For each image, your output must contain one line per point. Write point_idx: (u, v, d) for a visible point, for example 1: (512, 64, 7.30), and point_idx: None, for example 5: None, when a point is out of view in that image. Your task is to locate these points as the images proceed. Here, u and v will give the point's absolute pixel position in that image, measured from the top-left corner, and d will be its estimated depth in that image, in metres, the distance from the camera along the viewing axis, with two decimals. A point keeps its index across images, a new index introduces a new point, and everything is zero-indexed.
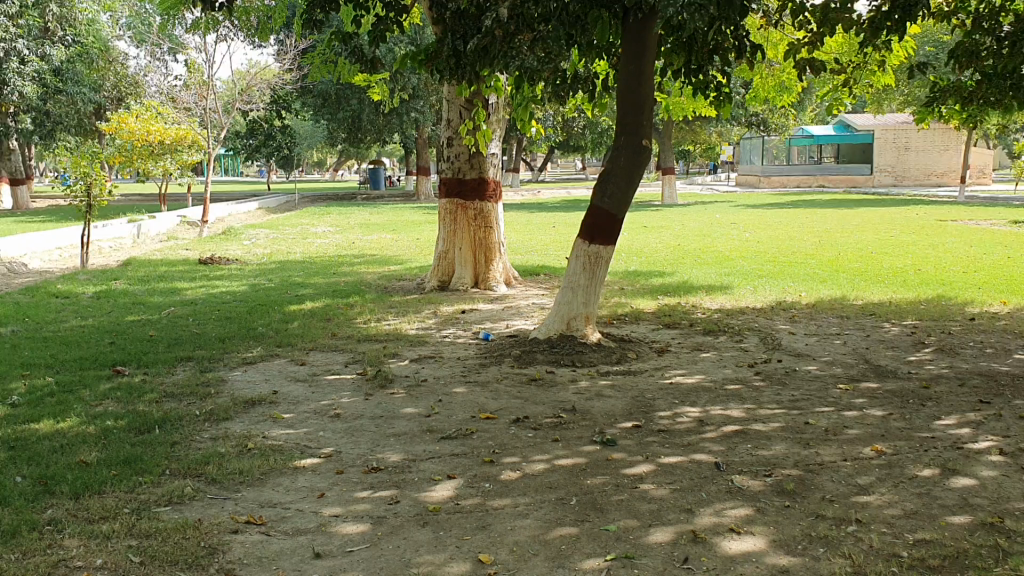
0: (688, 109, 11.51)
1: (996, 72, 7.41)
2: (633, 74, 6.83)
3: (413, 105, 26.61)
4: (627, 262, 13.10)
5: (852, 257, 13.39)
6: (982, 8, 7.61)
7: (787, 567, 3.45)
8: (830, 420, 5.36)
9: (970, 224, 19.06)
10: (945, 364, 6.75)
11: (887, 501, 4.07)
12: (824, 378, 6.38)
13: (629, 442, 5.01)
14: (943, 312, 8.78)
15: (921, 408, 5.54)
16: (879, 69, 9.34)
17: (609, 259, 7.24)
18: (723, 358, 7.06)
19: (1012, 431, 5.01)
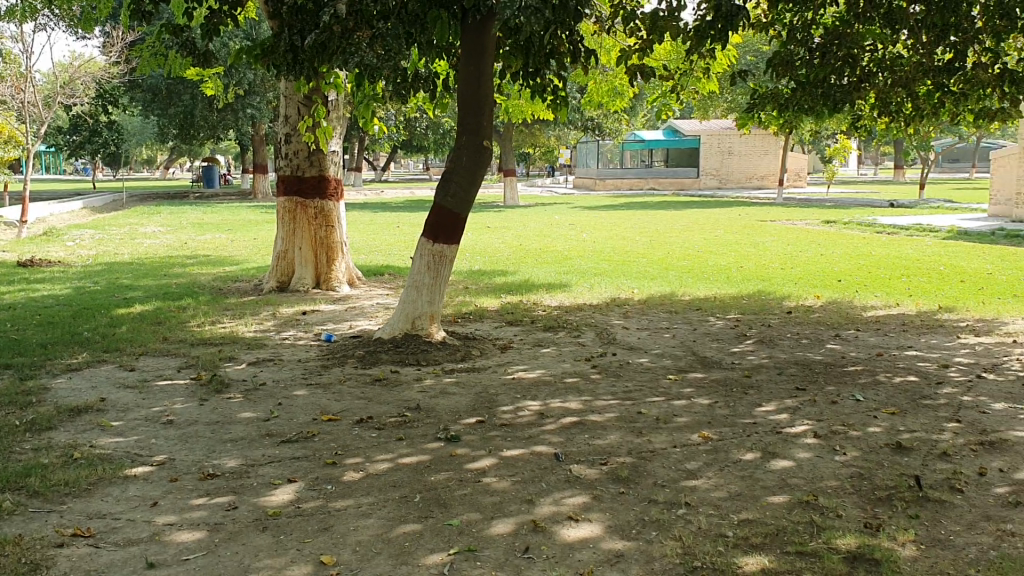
0: (526, 111, 11.79)
1: (810, 80, 7.94)
2: (473, 74, 6.91)
3: (249, 101, 25.92)
4: (468, 262, 13.26)
5: (682, 255, 14.00)
6: (797, 21, 8.08)
7: (622, 552, 3.59)
8: (663, 409, 5.59)
9: (786, 223, 20.40)
10: (765, 354, 7.18)
11: (714, 484, 4.30)
12: (657, 370, 6.66)
13: (472, 438, 5.07)
14: (763, 306, 9.33)
15: (744, 396, 5.88)
16: (704, 76, 9.82)
17: (453, 257, 7.30)
18: (562, 353, 7.26)
19: (824, 416, 5.39)
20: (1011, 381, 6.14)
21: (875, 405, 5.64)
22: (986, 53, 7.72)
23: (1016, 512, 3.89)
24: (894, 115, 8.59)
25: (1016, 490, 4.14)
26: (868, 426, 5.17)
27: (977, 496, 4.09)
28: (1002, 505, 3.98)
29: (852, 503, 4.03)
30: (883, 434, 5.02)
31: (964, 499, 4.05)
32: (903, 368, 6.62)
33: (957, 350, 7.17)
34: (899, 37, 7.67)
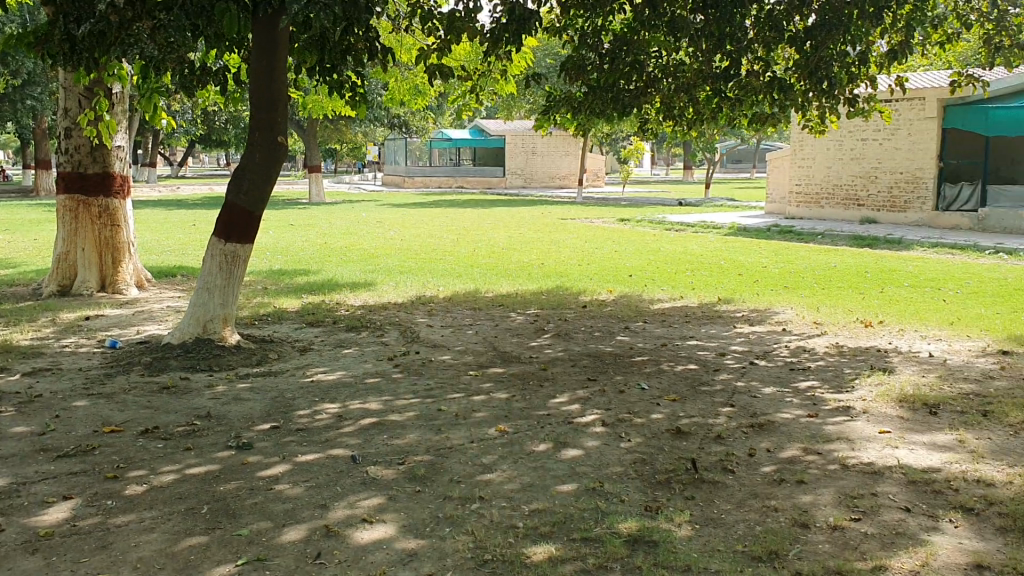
0: (327, 108, 11.63)
1: (599, 85, 8.38)
2: (265, 71, 6.72)
3: (28, 91, 24.10)
4: (270, 261, 12.90)
5: (486, 253, 14.20)
6: (588, 25, 8.37)
7: (416, 550, 3.61)
8: (460, 405, 5.66)
9: (586, 220, 21.21)
10: (561, 348, 7.41)
11: (507, 477, 4.39)
12: (456, 366, 6.73)
13: (265, 445, 4.94)
14: (561, 301, 9.63)
15: (540, 389, 6.04)
16: (502, 79, 10.02)
17: (247, 257, 7.09)
18: (363, 353, 7.20)
19: (614, 405, 5.63)
20: (779, 367, 6.64)
21: (660, 393, 5.95)
22: (758, 61, 8.26)
23: (779, 488, 4.21)
24: (678, 118, 9.06)
25: (780, 468, 4.49)
26: (652, 414, 5.44)
27: (745, 475, 4.39)
28: (768, 482, 4.29)
29: (635, 488, 4.23)
30: (665, 421, 5.30)
31: (734, 479, 4.34)
32: (686, 357, 7.01)
33: (733, 339, 7.67)
34: (681, 45, 8.05)
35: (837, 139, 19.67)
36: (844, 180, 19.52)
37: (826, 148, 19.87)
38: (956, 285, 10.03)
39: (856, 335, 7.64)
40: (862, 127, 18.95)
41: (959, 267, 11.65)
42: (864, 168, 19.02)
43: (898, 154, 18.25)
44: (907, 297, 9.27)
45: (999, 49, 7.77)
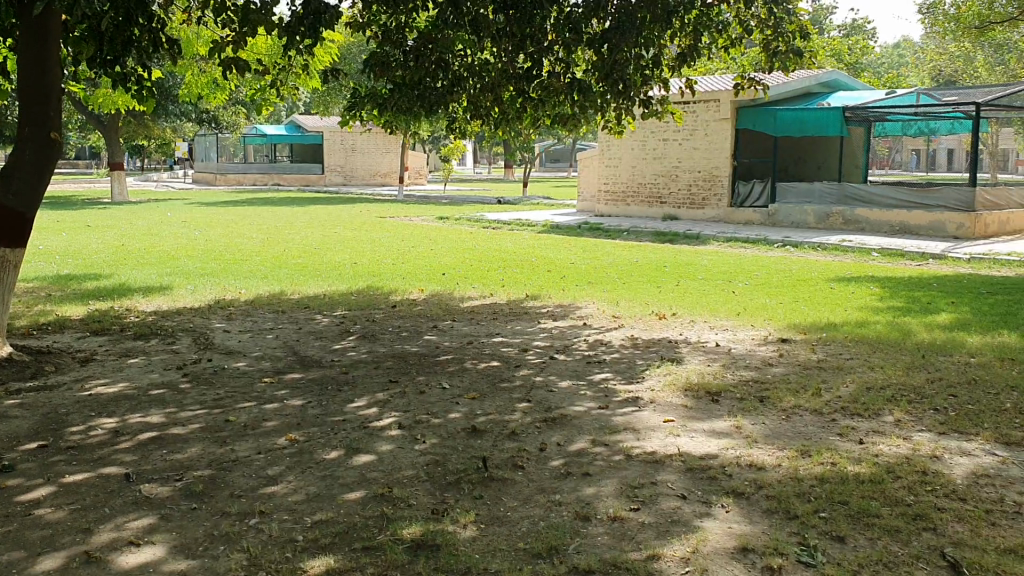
0: (117, 102, 10.97)
1: (404, 83, 8.18)
2: (34, 61, 6.23)
3: None
4: (58, 265, 12.04)
5: (295, 252, 13.81)
6: (391, 22, 8.23)
7: (184, 572, 3.41)
8: (251, 415, 5.43)
9: (403, 219, 21.03)
10: (364, 349, 7.27)
11: (292, 488, 4.23)
12: (251, 373, 6.47)
13: (30, 466, 4.56)
14: (370, 301, 9.47)
15: (336, 394, 5.89)
16: (304, 72, 9.77)
17: (17, 263, 6.55)
18: (151, 362, 6.80)
19: (411, 407, 5.56)
20: (577, 361, 6.77)
21: (459, 392, 5.93)
22: (559, 62, 8.34)
23: (564, 482, 4.27)
24: (483, 118, 9.03)
25: (569, 462, 4.55)
26: (449, 414, 5.40)
27: (534, 471, 4.43)
28: (556, 477, 4.34)
29: (424, 491, 4.18)
30: (461, 420, 5.28)
31: (523, 475, 4.37)
32: (488, 354, 7.03)
33: (537, 334, 7.78)
34: (485, 44, 8.05)
35: (641, 139, 20.41)
36: (649, 178, 20.30)
37: (632, 148, 20.58)
38: (746, 277, 10.60)
39: (650, 326, 7.94)
40: (663, 128, 19.78)
41: (750, 259, 12.33)
42: (666, 167, 19.85)
43: (698, 154, 19.12)
44: (700, 290, 9.71)
45: (777, 53, 8.25)
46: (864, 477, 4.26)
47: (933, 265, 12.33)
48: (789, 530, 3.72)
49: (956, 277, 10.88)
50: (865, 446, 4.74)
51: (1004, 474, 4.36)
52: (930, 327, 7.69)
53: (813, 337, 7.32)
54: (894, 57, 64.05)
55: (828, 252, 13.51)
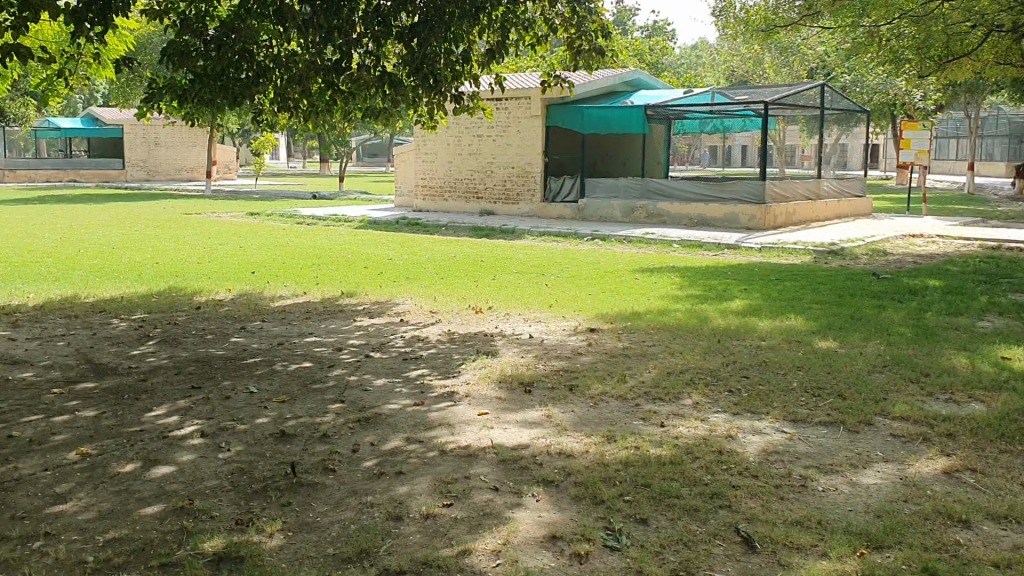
0: None
1: (206, 73, 7.66)
2: None
3: None
4: None
5: (91, 253, 12.96)
6: (190, 11, 7.82)
7: None
8: (37, 429, 5.04)
9: (211, 216, 20.21)
10: (165, 355, 6.91)
11: (82, 506, 3.96)
12: (38, 384, 6.01)
13: None
14: (172, 303, 9.02)
15: (135, 402, 5.57)
16: (95, 62, 9.15)
17: None
18: None
19: (216, 413, 5.33)
20: (391, 358, 6.70)
21: (268, 395, 5.74)
22: (368, 56, 8.22)
23: (376, 482, 4.21)
24: (292, 111, 8.71)
25: (381, 461, 4.49)
26: (257, 418, 5.22)
27: (345, 473, 4.34)
28: (367, 478, 4.27)
29: (228, 501, 4.01)
30: (269, 424, 5.12)
31: (333, 478, 4.27)
32: (300, 355, 6.85)
33: (350, 332, 7.66)
34: (290, 35, 7.77)
35: (455, 135, 20.50)
36: (464, 174, 20.44)
37: (446, 143, 20.63)
38: (557, 270, 10.85)
39: (466, 321, 7.98)
40: (476, 124, 19.96)
41: (562, 253, 12.64)
42: (480, 163, 20.05)
43: (510, 149, 19.42)
44: (514, 283, 9.85)
45: (580, 51, 8.45)
46: (666, 459, 4.43)
47: (729, 255, 13.06)
48: (596, 515, 3.82)
49: (749, 266, 11.56)
50: (667, 429, 4.94)
51: (791, 450, 4.65)
52: (725, 312, 8.13)
53: (619, 326, 7.57)
54: (692, 56, 67.43)
55: (634, 244, 14.05)
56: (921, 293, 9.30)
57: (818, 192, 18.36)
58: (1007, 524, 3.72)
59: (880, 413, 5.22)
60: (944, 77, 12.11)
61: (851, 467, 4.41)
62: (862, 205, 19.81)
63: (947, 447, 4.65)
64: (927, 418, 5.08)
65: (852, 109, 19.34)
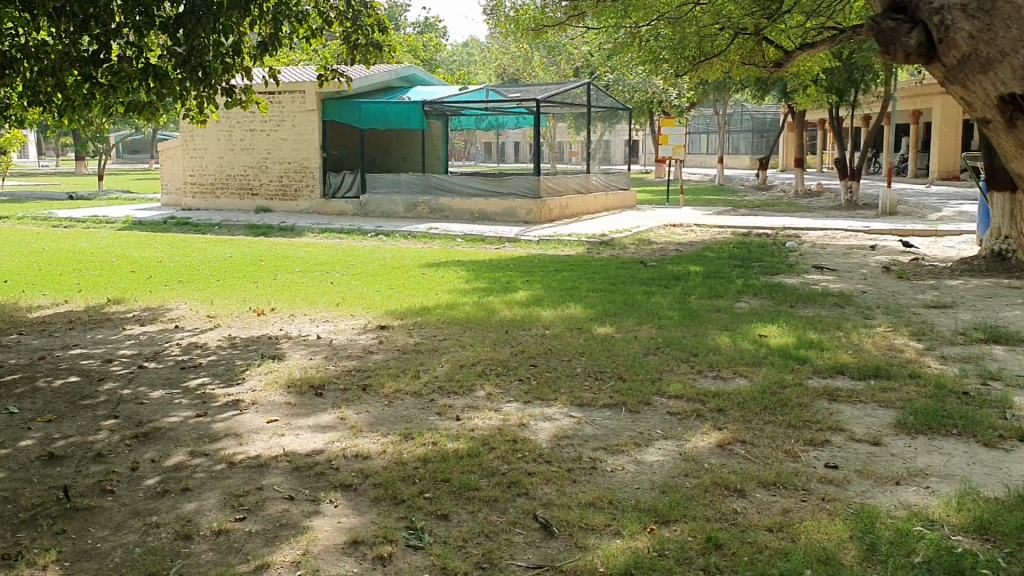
0: None
1: None
2: None
3: None
4: None
5: None
6: None
7: None
8: None
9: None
10: None
11: None
12: None
13: None
14: None
15: None
16: None
17: None
18: None
19: None
20: (169, 367, 6.34)
21: (31, 415, 5.27)
22: (129, 47, 7.69)
23: (160, 501, 3.96)
24: (45, 105, 8.03)
25: (165, 478, 4.23)
26: (20, 442, 4.78)
27: (126, 493, 4.06)
28: (151, 497, 4.02)
29: None
30: (35, 447, 4.70)
31: (112, 500, 3.98)
32: (65, 369, 6.34)
33: (122, 342, 7.17)
34: (39, 23, 7.14)
35: (226, 130, 19.71)
36: (237, 170, 19.69)
37: (217, 138, 19.79)
38: (341, 268, 10.68)
39: (249, 324, 7.67)
40: (249, 118, 19.29)
41: (344, 250, 12.44)
42: (254, 159, 19.39)
43: (286, 145, 18.91)
44: (297, 283, 9.60)
45: (356, 46, 8.26)
46: (462, 452, 4.47)
47: (509, 247, 13.36)
48: (396, 515, 3.79)
49: (528, 258, 11.88)
50: (461, 422, 4.98)
51: (581, 434, 4.82)
52: (509, 304, 8.31)
53: (408, 322, 7.55)
54: (463, 53, 68.42)
55: (417, 240, 14.07)
56: (686, 279, 9.91)
57: (588, 186, 19.14)
58: (776, 489, 4.03)
59: (658, 393, 5.51)
60: (699, 76, 12.88)
61: (635, 446, 4.63)
62: (626, 198, 20.83)
63: (719, 421, 4.98)
64: (699, 395, 5.42)
65: (616, 106, 20.29)
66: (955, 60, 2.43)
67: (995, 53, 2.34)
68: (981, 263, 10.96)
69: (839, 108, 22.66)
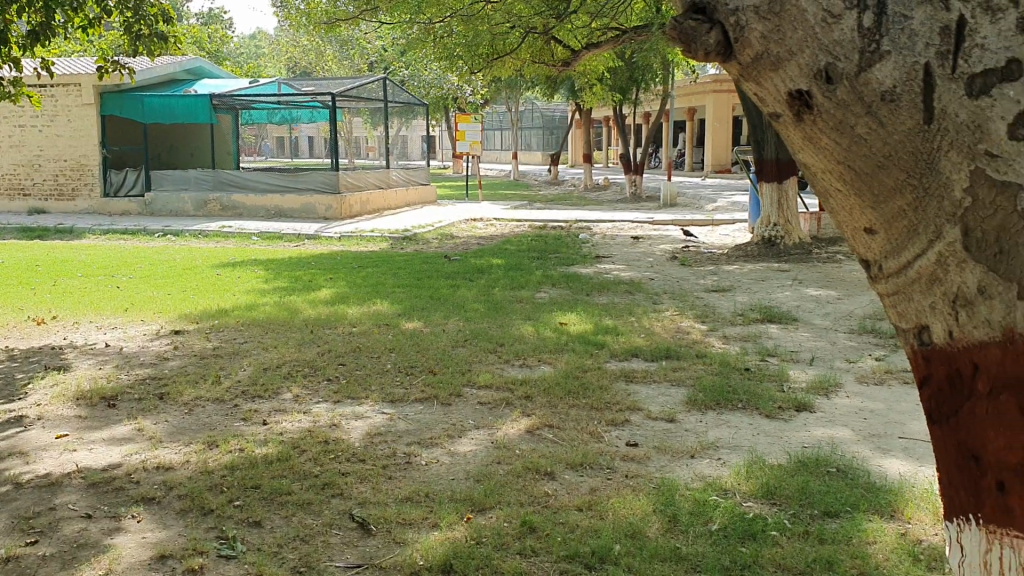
0: None
1: None
2: None
3: None
4: None
5: None
6: None
7: None
8: None
9: None
10: None
11: None
12: None
13: None
14: None
15: None
16: None
17: None
18: None
19: None
20: None
21: None
22: None
23: None
24: None
25: None
26: None
27: None
28: None
29: None
30: None
31: None
32: None
33: None
34: None
35: None
36: (5, 169, 18.17)
37: None
38: (129, 271, 10.10)
39: (28, 335, 7.10)
40: (17, 113, 17.86)
41: (130, 252, 11.75)
42: (24, 157, 17.97)
43: (61, 142, 17.65)
44: (80, 288, 9.00)
45: (139, 37, 7.71)
46: (272, 457, 4.34)
47: (309, 245, 13.11)
48: (205, 526, 3.64)
49: (328, 255, 11.70)
50: (269, 426, 4.85)
51: (393, 430, 4.81)
52: (312, 303, 8.16)
53: (205, 325, 7.25)
54: (250, 46, 66.37)
55: (211, 239, 13.52)
56: (487, 271, 10.08)
57: (388, 181, 19.04)
58: (583, 470, 4.19)
59: (467, 384, 5.59)
60: (493, 73, 13.01)
61: (448, 437, 4.67)
62: (428, 192, 20.89)
63: (526, 408, 5.11)
64: (507, 384, 5.54)
65: (411, 102, 20.30)
66: (744, 58, 1.50)
67: (782, 47, 1.44)
68: (754, 249, 11.82)
69: (623, 106, 23.75)
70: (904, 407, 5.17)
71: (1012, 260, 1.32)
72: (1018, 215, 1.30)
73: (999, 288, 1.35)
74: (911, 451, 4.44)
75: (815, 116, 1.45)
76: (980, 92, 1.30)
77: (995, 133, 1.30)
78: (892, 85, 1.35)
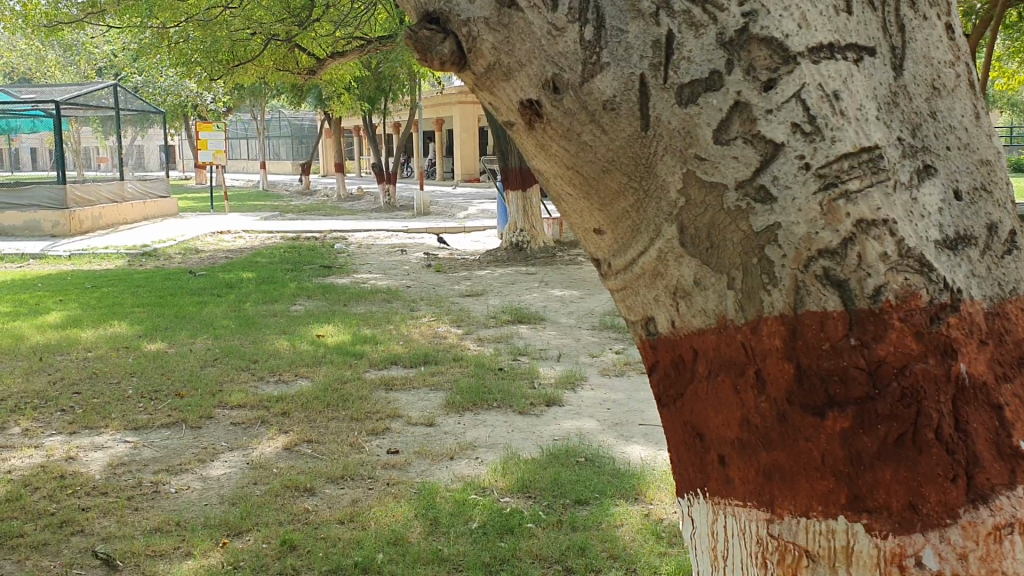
0: None
1: None
2: None
3: None
4: None
5: None
6: None
7: None
8: None
9: None
10: None
11: None
12: None
13: None
14: None
15: None
16: None
17: None
18: None
19: None
20: None
21: None
22: None
23: None
24: None
25: None
26: None
27: None
28: None
29: None
30: None
31: None
32: None
33: None
34: None
35: None
36: None
37: None
38: None
39: None
40: None
41: None
42: None
43: None
44: None
45: None
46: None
47: (35, 265, 12.05)
48: None
49: (58, 275, 10.83)
50: None
51: (138, 458, 4.53)
52: (41, 328, 7.48)
53: None
54: None
55: None
56: (237, 286, 9.73)
57: (122, 194, 17.86)
58: (344, 483, 4.14)
59: (218, 405, 5.36)
60: (233, 81, 12.56)
61: (198, 462, 4.46)
62: (167, 205, 19.82)
63: (283, 425, 4.98)
64: (261, 402, 5.37)
65: (146, 110, 19.25)
66: (480, 69, 1.51)
67: (513, 57, 1.46)
68: (504, 254, 12.17)
69: (371, 115, 23.67)
70: (643, 396, 5.53)
71: (721, 255, 1.39)
72: (724, 213, 1.38)
73: (711, 279, 1.41)
74: (650, 436, 4.75)
75: (552, 125, 1.48)
76: (689, 100, 1.36)
77: (702, 137, 1.37)
78: (612, 94, 1.39)
